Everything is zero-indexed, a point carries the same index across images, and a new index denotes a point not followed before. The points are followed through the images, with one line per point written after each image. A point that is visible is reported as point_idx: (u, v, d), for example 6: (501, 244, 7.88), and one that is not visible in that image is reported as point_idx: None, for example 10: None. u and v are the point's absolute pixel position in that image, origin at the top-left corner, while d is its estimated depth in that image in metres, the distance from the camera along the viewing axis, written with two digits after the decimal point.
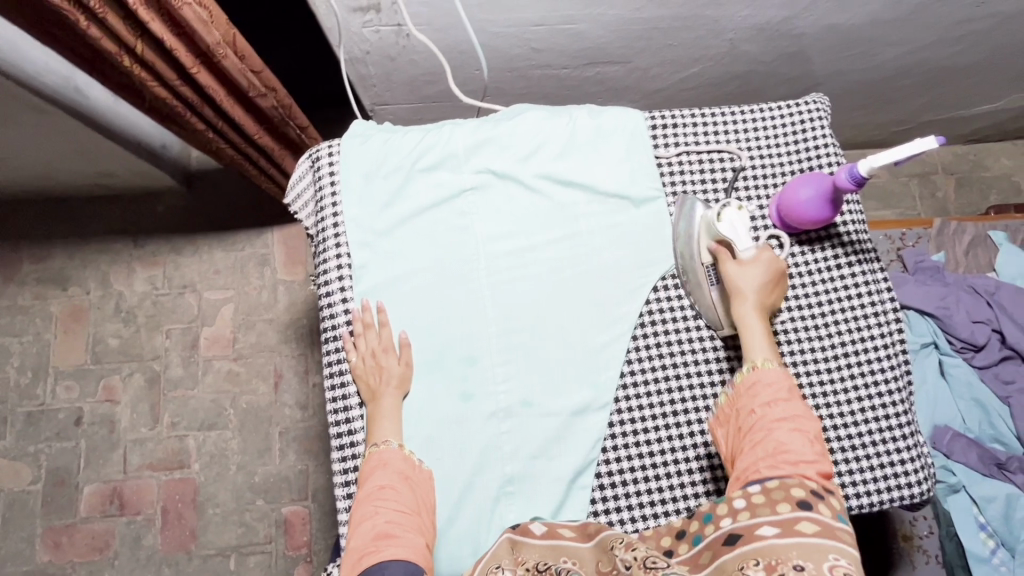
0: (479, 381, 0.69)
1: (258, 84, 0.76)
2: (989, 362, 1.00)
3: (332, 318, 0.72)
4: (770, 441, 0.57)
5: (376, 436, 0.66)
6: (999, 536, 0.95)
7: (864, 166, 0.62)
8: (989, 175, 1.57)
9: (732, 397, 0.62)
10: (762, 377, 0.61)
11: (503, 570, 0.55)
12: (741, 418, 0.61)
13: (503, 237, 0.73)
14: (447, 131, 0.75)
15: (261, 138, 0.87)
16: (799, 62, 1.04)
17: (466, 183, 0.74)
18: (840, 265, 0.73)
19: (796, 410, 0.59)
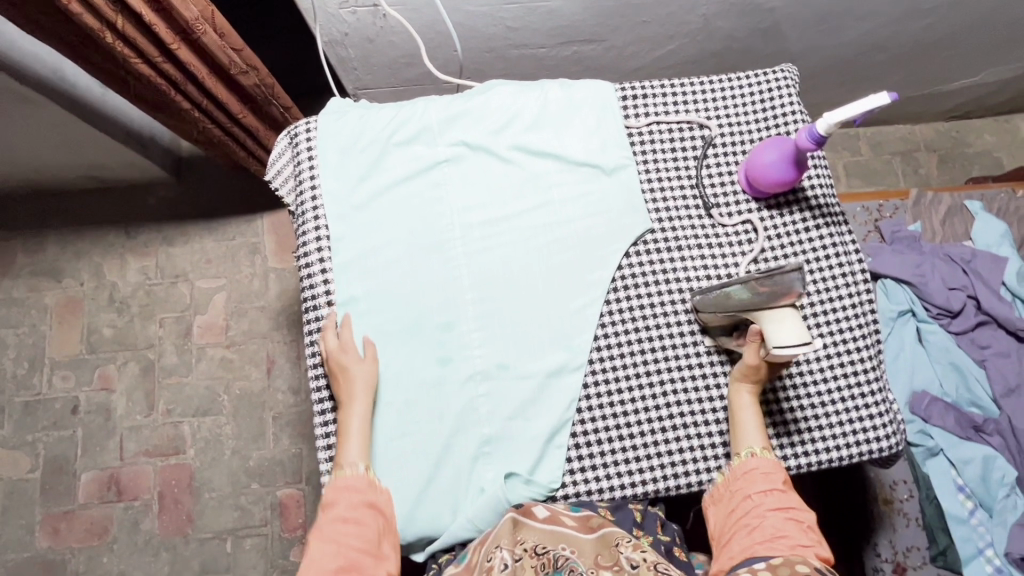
0: (456, 347, 0.71)
1: (239, 62, 0.80)
2: (965, 328, 1.03)
3: (312, 288, 0.73)
4: (768, 526, 0.62)
5: (343, 458, 0.66)
6: (977, 497, 0.97)
7: (819, 126, 0.63)
8: (971, 151, 1.59)
9: (729, 479, 0.67)
10: (757, 465, 0.66)
11: (502, 551, 0.60)
12: (738, 501, 0.65)
13: (478, 207, 0.75)
14: (421, 105, 0.77)
15: (245, 117, 0.91)
16: (772, 38, 1.06)
17: (441, 156, 0.75)
18: (809, 227, 0.75)
19: (790, 499, 0.64)
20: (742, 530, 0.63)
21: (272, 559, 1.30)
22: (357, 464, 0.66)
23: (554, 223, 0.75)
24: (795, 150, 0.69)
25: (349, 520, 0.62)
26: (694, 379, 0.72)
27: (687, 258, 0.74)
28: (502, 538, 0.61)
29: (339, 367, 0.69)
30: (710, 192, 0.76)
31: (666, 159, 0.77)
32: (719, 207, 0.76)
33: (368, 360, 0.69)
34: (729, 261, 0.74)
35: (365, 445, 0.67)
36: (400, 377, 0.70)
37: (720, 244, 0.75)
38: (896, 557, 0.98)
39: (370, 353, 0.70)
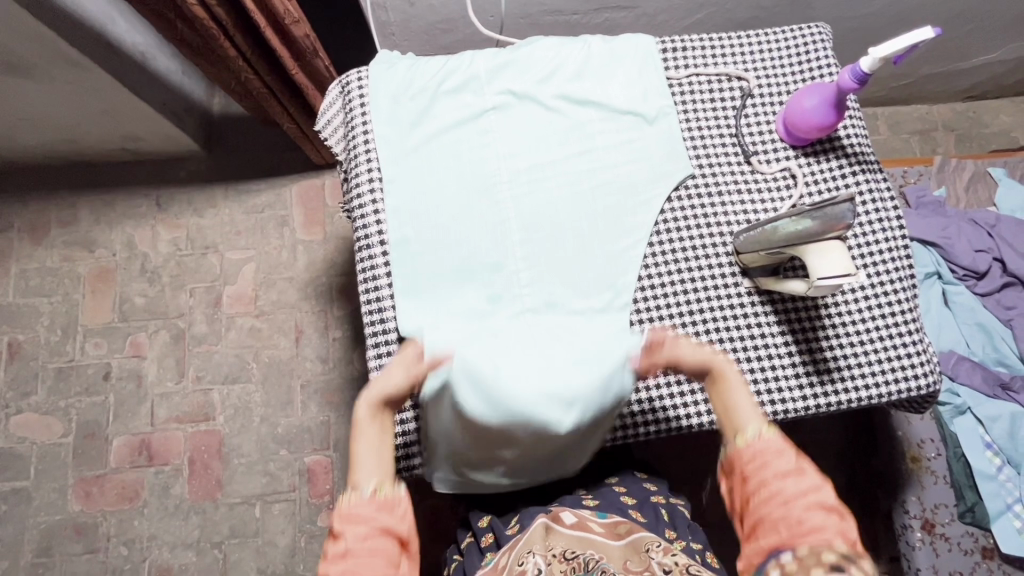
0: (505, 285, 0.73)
1: (292, 10, 0.81)
2: (991, 289, 1.04)
3: (365, 229, 0.76)
4: (794, 514, 0.58)
5: (357, 478, 0.64)
6: (1005, 454, 0.98)
7: (864, 63, 0.65)
8: (988, 131, 1.61)
9: (742, 464, 0.63)
10: (766, 445, 0.62)
11: (535, 554, 0.66)
12: (754, 487, 0.61)
13: (524, 154, 0.77)
14: (468, 57, 0.79)
15: (295, 73, 0.92)
16: (799, 7, 1.09)
17: (488, 103, 0.78)
18: (845, 174, 0.77)
19: (813, 482, 0.60)
20: (766, 525, 0.59)
21: (300, 524, 1.32)
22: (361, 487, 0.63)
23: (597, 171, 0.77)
24: (835, 92, 0.71)
25: (365, 546, 0.60)
26: (735, 318, 0.73)
27: (726, 203, 0.76)
28: (534, 543, 0.68)
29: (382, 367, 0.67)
30: (749, 140, 0.78)
31: (705, 110, 0.79)
32: (757, 154, 0.78)
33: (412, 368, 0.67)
34: (769, 206, 0.76)
35: (378, 471, 0.64)
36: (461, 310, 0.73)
37: (759, 190, 0.77)
38: (924, 513, 0.99)
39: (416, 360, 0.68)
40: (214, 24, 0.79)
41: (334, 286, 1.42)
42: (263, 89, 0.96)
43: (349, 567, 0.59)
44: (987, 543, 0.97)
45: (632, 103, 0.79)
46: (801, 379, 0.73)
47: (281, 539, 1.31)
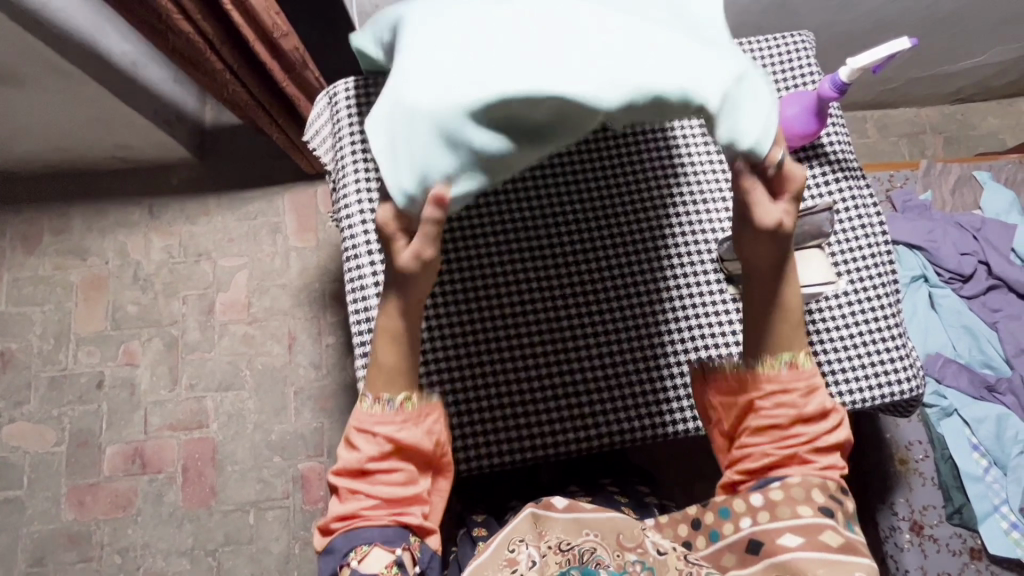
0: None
1: (280, 24, 0.84)
2: (977, 291, 1.05)
3: (353, 239, 0.77)
4: (791, 447, 0.61)
5: (375, 389, 0.63)
6: (992, 455, 0.99)
7: (842, 73, 0.66)
8: (976, 134, 1.62)
9: (754, 384, 0.62)
10: (787, 374, 0.61)
11: (526, 545, 0.64)
12: (755, 412, 0.62)
13: (527, 46, 0.48)
14: None
15: (287, 88, 0.94)
16: (785, 13, 1.10)
17: None
18: (829, 181, 0.78)
19: (821, 421, 0.61)
20: (762, 449, 0.61)
21: (294, 530, 1.32)
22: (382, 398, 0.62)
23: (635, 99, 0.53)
24: (817, 102, 0.72)
25: (377, 459, 0.61)
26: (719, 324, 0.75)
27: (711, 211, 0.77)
28: (525, 534, 0.65)
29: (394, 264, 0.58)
30: None
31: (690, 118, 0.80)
32: None
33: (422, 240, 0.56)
34: None
35: (394, 379, 0.62)
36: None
37: None
38: (912, 515, 0.99)
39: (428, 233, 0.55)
40: (201, 37, 0.82)
41: (327, 292, 1.43)
42: (250, 102, 0.97)
43: (360, 487, 0.62)
44: (974, 544, 0.97)
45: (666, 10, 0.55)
46: None
47: (275, 545, 1.31)
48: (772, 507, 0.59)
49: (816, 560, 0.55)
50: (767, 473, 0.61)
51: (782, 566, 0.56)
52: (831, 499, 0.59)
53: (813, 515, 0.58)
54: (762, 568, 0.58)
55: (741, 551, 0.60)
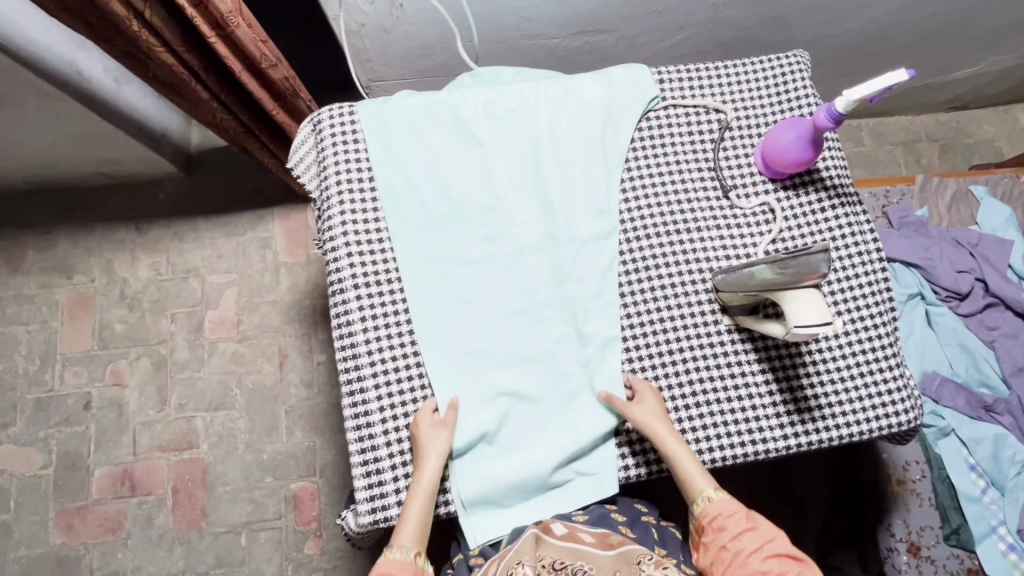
0: (473, 331, 0.73)
1: (268, 55, 0.83)
2: (974, 310, 1.04)
3: (339, 273, 0.74)
4: (754, 566, 0.64)
5: (398, 540, 0.65)
6: (989, 476, 0.98)
7: (840, 104, 0.64)
8: (971, 141, 1.61)
9: (702, 530, 0.68)
10: (718, 508, 0.67)
11: (524, 567, 0.65)
12: (717, 551, 0.66)
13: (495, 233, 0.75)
14: (457, 95, 0.78)
15: (276, 114, 0.94)
16: (780, 27, 1.08)
17: (479, 146, 0.77)
18: (825, 207, 0.76)
19: (763, 535, 0.65)
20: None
21: (287, 551, 1.30)
22: (407, 551, 0.65)
23: (601, 252, 0.75)
24: (812, 130, 0.70)
25: None
26: (718, 357, 0.73)
27: (706, 239, 0.76)
28: (525, 555, 0.66)
29: (418, 439, 0.67)
30: (727, 174, 0.78)
31: (683, 143, 0.78)
32: (736, 189, 0.77)
33: (444, 426, 0.67)
34: (748, 241, 0.76)
35: (420, 532, 0.65)
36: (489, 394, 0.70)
37: (738, 225, 0.76)
38: (909, 536, 1.00)
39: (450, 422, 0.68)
40: (183, 67, 0.83)
41: (318, 309, 1.41)
42: (239, 129, 0.99)
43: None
44: (972, 564, 0.97)
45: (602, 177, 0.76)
46: (782, 417, 0.72)
47: (268, 567, 1.30)
48: None
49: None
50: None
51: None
52: None
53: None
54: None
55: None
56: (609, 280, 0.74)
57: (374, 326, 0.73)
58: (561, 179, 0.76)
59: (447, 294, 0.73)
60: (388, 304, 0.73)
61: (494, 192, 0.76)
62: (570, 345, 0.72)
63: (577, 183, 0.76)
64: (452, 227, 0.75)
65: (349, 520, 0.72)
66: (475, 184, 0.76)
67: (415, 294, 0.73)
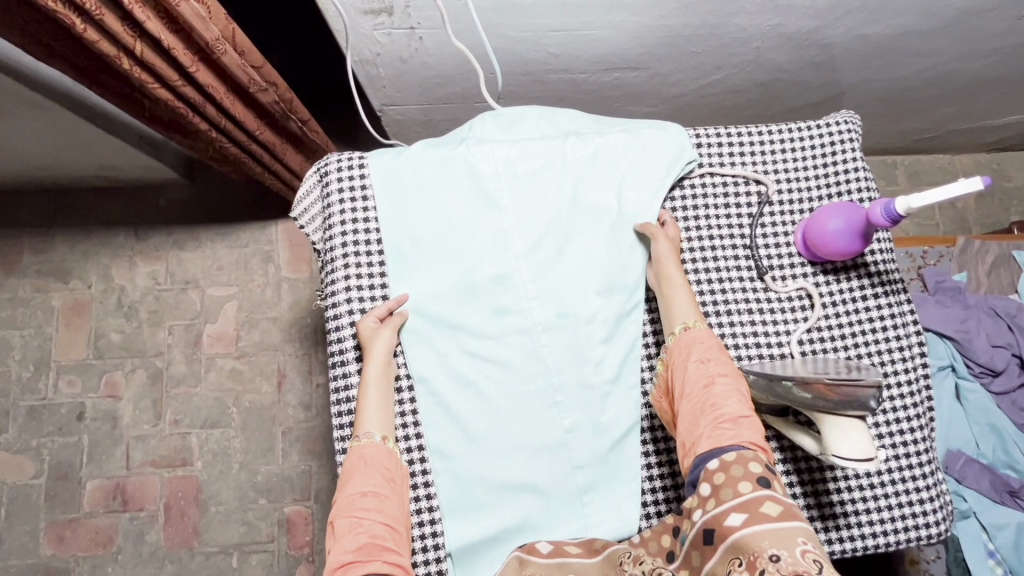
0: (476, 415, 0.67)
1: (258, 79, 0.81)
2: (1007, 388, 0.99)
3: (340, 342, 0.69)
4: (712, 395, 0.59)
5: (361, 427, 0.64)
6: (1008, 564, 0.93)
7: (905, 204, 0.60)
8: (1012, 185, 1.53)
9: (668, 360, 0.65)
10: (693, 335, 0.64)
11: None
12: (679, 377, 0.62)
13: (508, 308, 0.69)
14: (478, 150, 0.72)
15: (262, 133, 0.93)
16: (826, 70, 1.01)
17: (498, 208, 0.71)
18: (867, 296, 0.70)
19: (726, 377, 0.61)
20: (691, 414, 0.60)
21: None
22: (373, 434, 0.63)
23: (619, 335, 0.69)
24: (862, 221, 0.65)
25: (371, 485, 0.60)
26: None
27: (736, 323, 0.70)
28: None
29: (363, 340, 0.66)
30: (763, 254, 0.72)
31: (718, 215, 0.73)
32: (771, 270, 0.72)
33: (386, 328, 0.66)
34: (782, 328, 0.70)
35: (384, 415, 0.65)
36: (492, 485, 0.66)
37: (772, 310, 0.71)
38: None
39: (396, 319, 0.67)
40: (180, 101, 0.79)
41: (319, 328, 1.36)
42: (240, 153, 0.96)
43: (352, 517, 0.58)
44: None
45: (625, 253, 0.71)
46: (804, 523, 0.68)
47: None
48: (716, 492, 0.55)
49: (761, 532, 0.51)
50: (706, 447, 0.58)
51: (736, 549, 0.51)
52: (772, 479, 0.55)
53: (755, 488, 0.54)
54: (720, 561, 0.52)
55: (700, 548, 0.54)
56: (630, 365, 0.69)
57: None
58: (580, 253, 0.70)
59: (455, 373, 0.68)
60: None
61: (510, 261, 0.70)
62: (584, 435, 0.67)
63: (597, 255, 0.70)
64: (460, 297, 0.69)
65: None
66: (489, 251, 0.70)
67: (420, 372, 0.67)
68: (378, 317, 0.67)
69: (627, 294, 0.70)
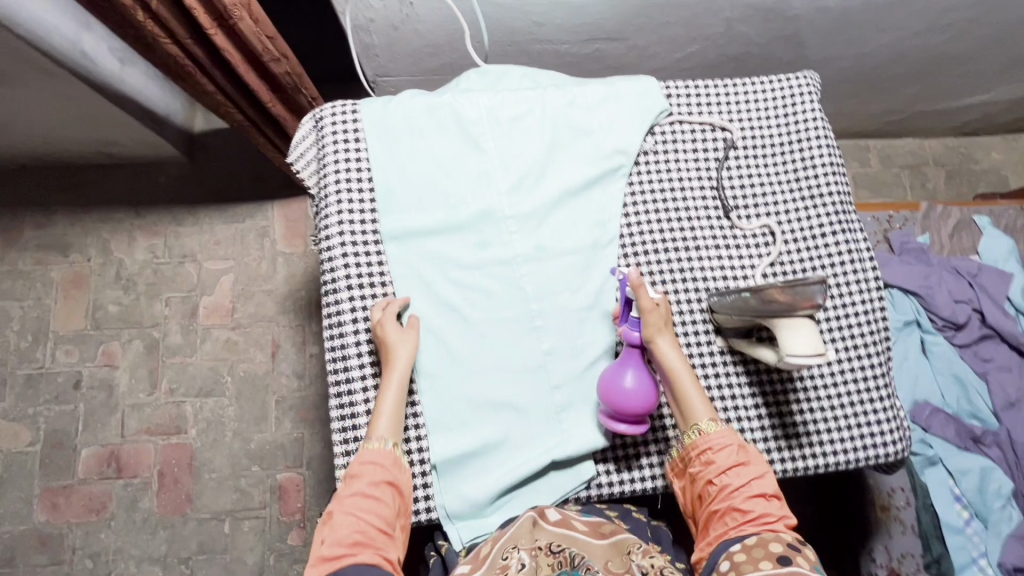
0: (460, 339, 0.71)
1: (271, 49, 0.88)
2: (969, 341, 1.04)
3: (332, 272, 0.72)
4: (735, 498, 0.62)
5: (375, 431, 0.65)
6: (973, 508, 0.96)
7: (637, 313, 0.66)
8: (979, 168, 1.60)
9: (685, 459, 0.66)
10: (712, 438, 0.65)
11: (519, 550, 0.60)
12: (700, 482, 0.65)
13: (492, 241, 0.73)
14: (465, 97, 0.77)
15: (273, 106, 0.99)
16: (793, 45, 1.07)
17: (484, 149, 0.76)
18: (826, 232, 0.76)
19: (753, 472, 0.64)
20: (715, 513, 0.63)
21: (270, 541, 1.30)
22: (386, 440, 0.64)
23: (595, 264, 0.74)
24: (626, 356, 0.67)
25: (375, 492, 0.62)
26: (707, 378, 0.72)
27: (705, 257, 0.75)
28: (520, 540, 0.62)
29: (384, 342, 0.67)
30: (730, 194, 0.77)
31: (688, 158, 0.78)
32: (737, 210, 0.77)
33: (411, 331, 0.68)
34: (746, 263, 0.75)
35: (395, 422, 0.66)
36: (475, 403, 0.70)
37: (737, 245, 0.76)
38: (889, 562, 0.99)
39: (413, 325, 0.69)
40: (188, 58, 0.85)
41: (314, 300, 1.40)
42: (245, 121, 1.03)
43: (351, 513, 0.61)
44: None
45: (601, 193, 0.76)
46: (768, 440, 0.72)
47: (250, 556, 1.30)
48: (737, 566, 0.58)
49: None
50: (726, 540, 0.61)
51: None
52: (796, 557, 0.57)
53: (775, 566, 0.57)
54: None
55: None
56: (605, 292, 0.73)
57: (365, 328, 0.71)
58: (561, 191, 0.75)
59: (440, 301, 0.72)
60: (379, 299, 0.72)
61: (494, 197, 0.74)
62: (562, 358, 0.71)
63: (576, 195, 0.75)
64: (446, 231, 0.74)
65: None
66: (473, 189, 0.75)
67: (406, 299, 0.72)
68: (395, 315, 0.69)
69: (603, 231, 0.75)
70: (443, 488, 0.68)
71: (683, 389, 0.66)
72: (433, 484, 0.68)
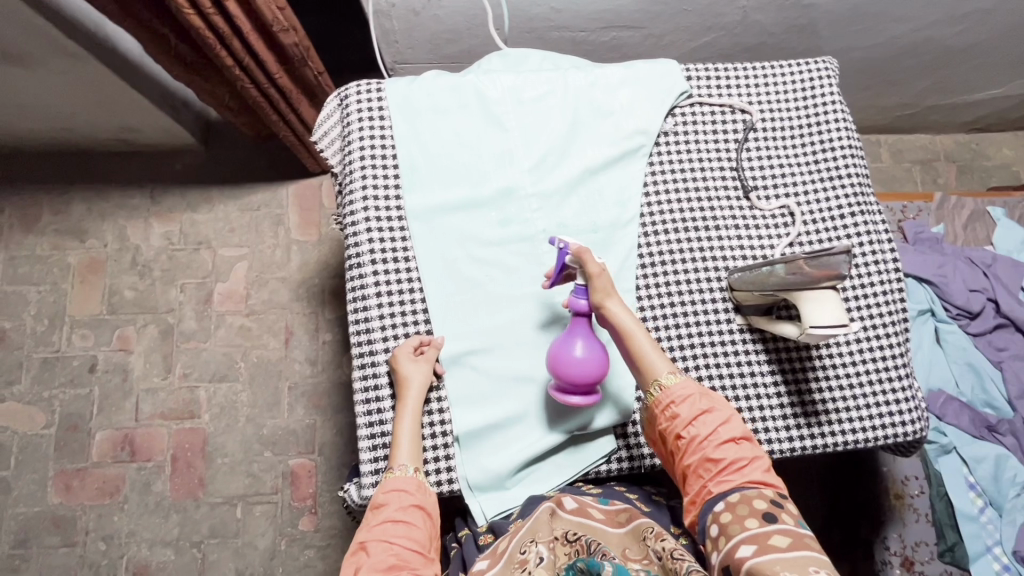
0: (482, 313, 0.72)
1: (282, 20, 0.89)
2: (984, 329, 1.05)
3: (357, 246, 0.73)
4: (705, 453, 0.61)
5: (395, 459, 0.65)
6: (988, 496, 0.96)
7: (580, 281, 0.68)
8: (990, 164, 1.60)
9: (654, 418, 0.65)
10: (673, 392, 0.64)
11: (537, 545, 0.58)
12: (670, 442, 0.63)
13: (513, 218, 0.74)
14: (488, 76, 0.78)
15: (281, 79, 1.01)
16: (808, 35, 1.08)
17: (506, 128, 0.77)
18: (845, 213, 0.76)
19: (719, 418, 0.62)
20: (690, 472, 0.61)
21: (281, 527, 1.31)
22: (408, 466, 0.64)
23: (616, 242, 0.75)
24: (573, 325, 0.68)
25: (403, 517, 0.61)
26: (727, 355, 0.73)
27: (724, 236, 0.76)
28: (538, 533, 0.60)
29: (397, 374, 0.68)
30: (749, 175, 0.78)
31: (707, 139, 0.79)
32: (756, 190, 0.78)
33: (424, 362, 0.68)
34: (765, 243, 0.76)
35: (414, 450, 0.66)
36: (497, 378, 0.70)
37: (756, 225, 0.76)
38: (903, 550, 0.97)
39: (428, 355, 0.69)
40: (208, 32, 0.85)
41: (327, 287, 1.41)
42: (260, 99, 1.04)
43: (383, 539, 0.59)
44: None
45: (621, 171, 0.77)
46: (787, 419, 0.72)
47: (262, 541, 1.30)
48: (725, 530, 0.56)
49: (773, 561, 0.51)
50: (708, 499, 0.59)
51: None
52: (779, 512, 0.56)
53: (761, 524, 0.55)
54: None
55: None
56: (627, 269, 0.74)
57: (388, 302, 0.72)
58: (582, 170, 0.76)
59: (462, 277, 0.73)
60: (414, 334, 0.71)
61: (516, 175, 0.75)
62: None
63: (596, 173, 0.76)
64: (468, 208, 0.75)
65: (351, 492, 0.71)
66: (495, 167, 0.76)
67: (428, 274, 0.72)
68: (413, 349, 0.69)
69: (623, 208, 0.75)
70: (464, 460, 0.69)
71: (641, 346, 0.66)
72: (456, 456, 0.69)
